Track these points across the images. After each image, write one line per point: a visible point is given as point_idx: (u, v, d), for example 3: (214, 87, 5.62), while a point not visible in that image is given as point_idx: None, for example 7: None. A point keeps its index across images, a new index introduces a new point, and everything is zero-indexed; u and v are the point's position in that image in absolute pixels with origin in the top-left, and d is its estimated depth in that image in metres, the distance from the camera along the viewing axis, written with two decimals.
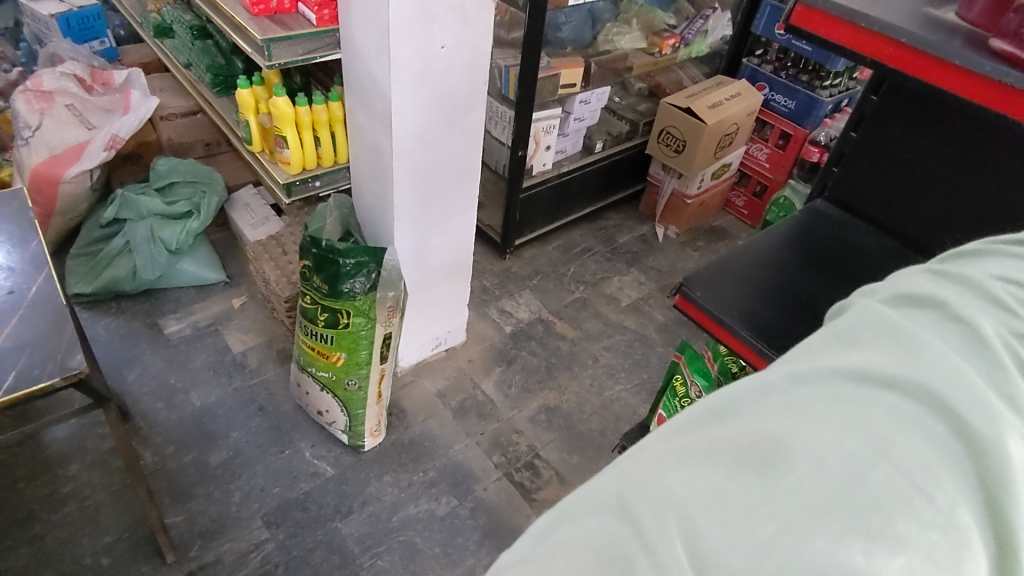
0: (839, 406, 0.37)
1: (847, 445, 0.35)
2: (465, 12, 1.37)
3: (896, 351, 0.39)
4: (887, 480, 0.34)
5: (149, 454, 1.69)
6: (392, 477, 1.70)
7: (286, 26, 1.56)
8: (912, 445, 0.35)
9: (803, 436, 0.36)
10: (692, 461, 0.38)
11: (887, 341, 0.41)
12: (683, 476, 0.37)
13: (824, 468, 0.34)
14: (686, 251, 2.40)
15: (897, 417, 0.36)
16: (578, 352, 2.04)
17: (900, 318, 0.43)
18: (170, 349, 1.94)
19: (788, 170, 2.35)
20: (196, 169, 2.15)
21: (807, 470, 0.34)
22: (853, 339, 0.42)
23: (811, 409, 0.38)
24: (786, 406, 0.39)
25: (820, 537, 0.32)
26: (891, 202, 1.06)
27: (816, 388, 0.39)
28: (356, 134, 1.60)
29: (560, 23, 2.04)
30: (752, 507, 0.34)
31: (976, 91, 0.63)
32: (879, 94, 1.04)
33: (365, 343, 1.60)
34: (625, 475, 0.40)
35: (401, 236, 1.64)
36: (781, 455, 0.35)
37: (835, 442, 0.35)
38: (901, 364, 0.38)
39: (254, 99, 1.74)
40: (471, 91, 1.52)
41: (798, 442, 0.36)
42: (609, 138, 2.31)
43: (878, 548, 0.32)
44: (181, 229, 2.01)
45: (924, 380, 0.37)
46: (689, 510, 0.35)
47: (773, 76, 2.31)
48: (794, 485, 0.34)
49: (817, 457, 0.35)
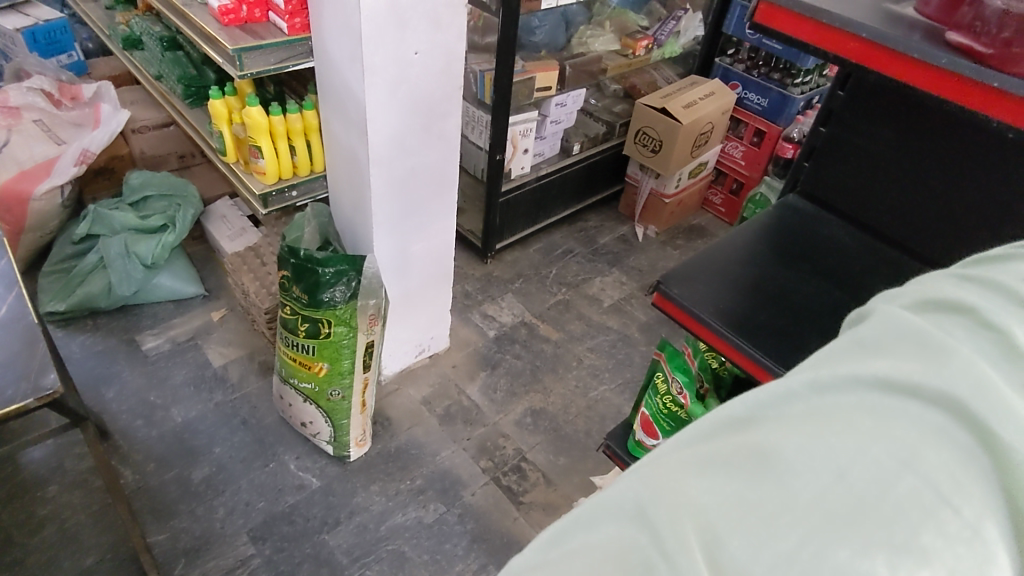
0: (863, 414, 0.35)
1: (873, 455, 0.33)
2: (437, 17, 1.37)
3: (924, 355, 0.37)
4: (912, 492, 0.31)
5: (130, 472, 1.66)
6: (379, 487, 1.68)
7: (257, 36, 1.55)
8: (941, 457, 0.32)
9: (827, 445, 0.34)
10: (710, 470, 0.36)
11: (911, 344, 0.38)
12: (700, 486, 0.35)
13: (847, 478, 0.32)
14: (666, 250, 2.42)
15: (925, 426, 0.34)
16: (562, 354, 2.05)
17: (927, 321, 0.40)
18: (149, 365, 1.91)
19: (763, 167, 2.38)
20: (170, 182, 2.13)
21: (829, 479, 0.32)
22: (876, 343, 0.39)
23: (833, 418, 0.35)
24: (811, 415, 0.36)
25: (844, 547, 0.30)
26: (861, 198, 1.07)
27: (840, 396, 0.37)
28: (332, 143, 1.59)
29: (533, 27, 2.02)
30: (773, 516, 0.32)
31: (934, 83, 0.65)
32: (845, 89, 1.06)
33: (347, 352, 1.58)
34: (640, 482, 0.38)
35: (381, 243, 1.64)
36: (802, 466, 0.33)
37: (859, 451, 0.33)
38: (927, 368, 0.36)
39: (227, 110, 1.72)
40: (446, 96, 1.52)
41: (821, 450, 0.34)
42: (586, 140, 2.33)
43: (903, 562, 0.30)
44: (157, 242, 1.98)
45: (954, 384, 0.35)
46: (706, 521, 0.33)
47: (745, 75, 2.34)
48: (816, 495, 0.32)
49: (840, 466, 0.33)
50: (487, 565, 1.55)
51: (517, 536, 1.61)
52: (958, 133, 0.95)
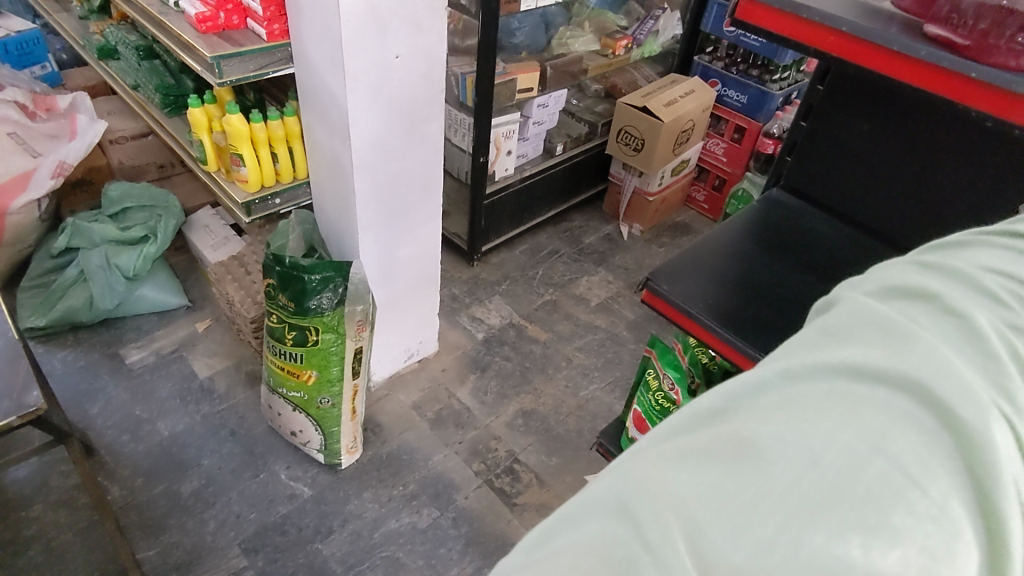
0: (834, 399, 0.36)
1: (840, 441, 0.34)
2: (418, 21, 1.37)
3: (888, 342, 0.38)
4: (883, 474, 0.32)
5: (117, 488, 1.63)
6: (372, 494, 1.67)
7: (236, 43, 1.54)
8: (902, 440, 0.34)
9: (801, 431, 0.34)
10: (689, 460, 0.36)
11: (875, 334, 0.39)
12: (680, 476, 0.36)
13: (820, 463, 0.33)
14: (651, 248, 2.44)
15: (888, 413, 0.35)
16: (551, 354, 2.05)
17: (892, 309, 0.41)
18: (133, 379, 1.88)
19: (745, 163, 2.41)
20: (150, 192, 2.10)
21: (804, 465, 0.33)
22: (841, 332, 0.40)
23: (803, 407, 0.36)
24: (779, 405, 0.37)
25: (819, 531, 0.31)
26: (841, 192, 1.09)
27: (807, 385, 0.38)
28: (314, 149, 1.58)
29: (513, 28, 2.02)
30: (750, 505, 0.33)
31: (914, 74, 0.66)
32: (824, 84, 1.08)
33: (336, 359, 1.57)
34: (624, 475, 0.38)
35: (367, 249, 1.63)
36: (776, 452, 0.34)
37: (831, 436, 0.34)
38: (893, 355, 0.37)
39: (207, 118, 1.70)
40: (429, 100, 1.52)
41: (795, 437, 0.34)
42: (569, 140, 2.34)
43: (876, 542, 0.31)
44: (138, 254, 1.95)
45: (914, 372, 0.36)
46: (687, 511, 0.34)
47: (724, 72, 2.36)
48: (790, 483, 0.33)
49: (813, 452, 0.33)
50: (482, 568, 1.55)
51: (512, 538, 1.61)
52: (935, 124, 0.96)
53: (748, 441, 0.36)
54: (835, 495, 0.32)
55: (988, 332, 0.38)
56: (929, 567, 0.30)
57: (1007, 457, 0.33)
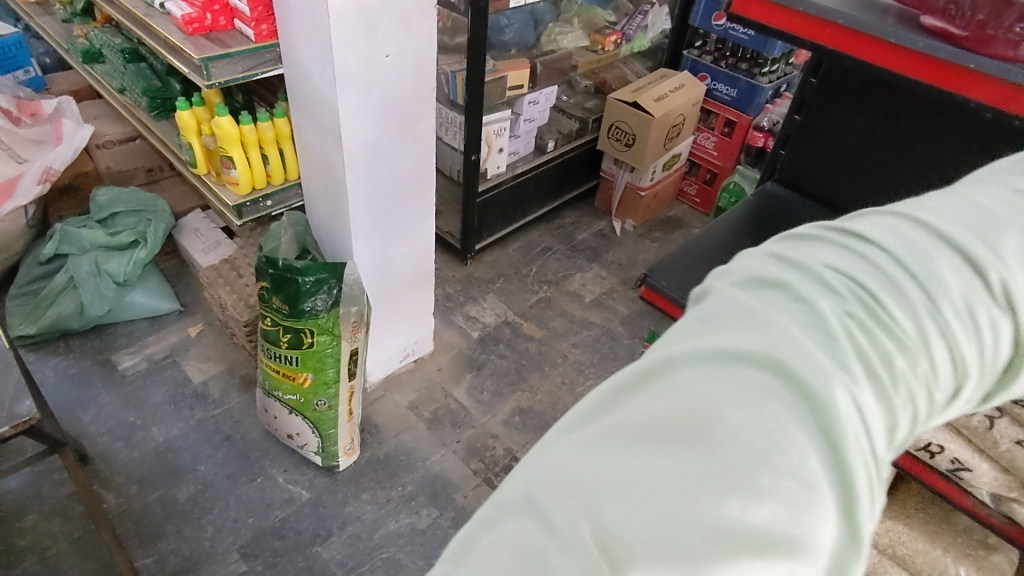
0: (724, 355, 0.29)
1: (678, 420, 0.27)
2: (407, 19, 1.36)
3: (743, 313, 0.31)
4: (772, 440, 0.26)
5: (112, 496, 1.62)
6: (369, 495, 1.67)
7: (224, 44, 1.52)
8: (758, 412, 0.27)
9: (684, 399, 0.28)
10: (569, 445, 0.29)
11: (739, 292, 0.32)
12: (561, 464, 0.29)
13: (700, 436, 0.27)
14: (644, 243, 2.44)
15: (741, 383, 0.28)
16: (547, 352, 2.05)
17: (798, 248, 0.34)
18: (126, 386, 1.86)
19: (736, 157, 2.41)
20: (139, 197, 2.08)
21: (685, 439, 0.27)
22: (698, 302, 0.33)
23: (650, 393, 0.29)
24: (634, 395, 0.30)
25: (696, 509, 0.25)
26: (831, 177, 1.24)
27: (660, 368, 0.30)
28: (305, 150, 1.57)
29: (502, 26, 2.01)
30: (626, 491, 0.26)
31: (900, 61, 0.76)
32: (817, 78, 1.20)
33: (331, 361, 1.57)
34: (520, 475, 0.30)
35: (361, 249, 1.62)
36: (655, 426, 0.28)
37: (712, 400, 0.27)
38: (793, 302, 0.31)
39: (196, 121, 1.68)
40: (419, 99, 1.51)
41: (674, 407, 0.28)
42: (560, 137, 2.34)
43: (754, 513, 0.25)
44: (128, 259, 1.93)
45: (772, 335, 0.29)
46: (567, 506, 0.27)
47: (713, 66, 2.37)
48: (644, 471, 0.26)
49: (692, 420, 0.27)
50: None
51: None
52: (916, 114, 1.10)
53: (600, 437, 0.29)
54: (683, 482, 0.26)
55: (900, 266, 0.32)
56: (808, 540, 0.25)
57: (854, 425, 0.28)
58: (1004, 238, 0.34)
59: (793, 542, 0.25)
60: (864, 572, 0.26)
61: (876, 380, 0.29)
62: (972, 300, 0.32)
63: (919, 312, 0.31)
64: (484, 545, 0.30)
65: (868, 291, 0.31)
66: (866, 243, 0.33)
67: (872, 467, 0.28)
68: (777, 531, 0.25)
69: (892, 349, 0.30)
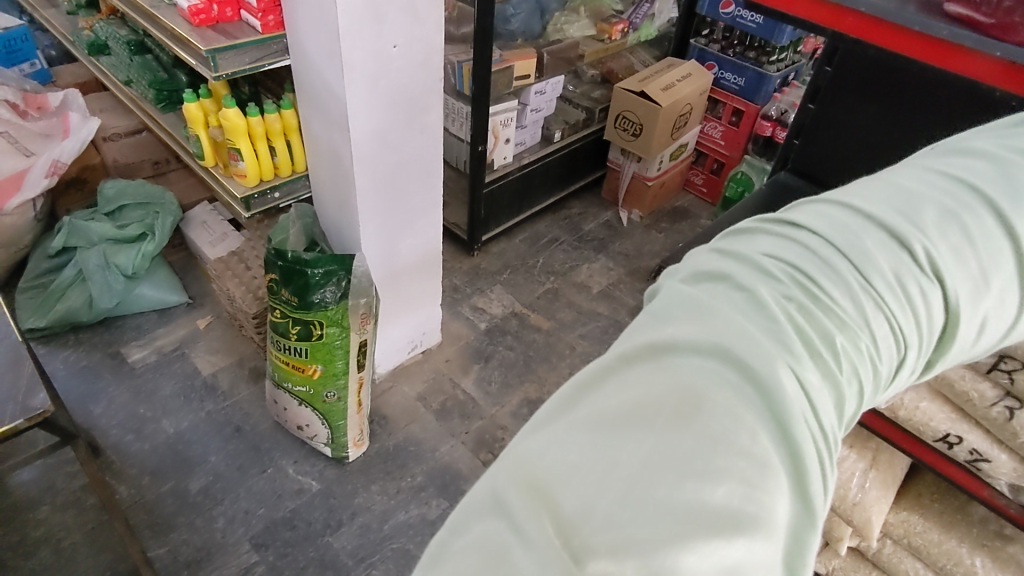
0: (672, 355, 0.36)
1: (651, 402, 0.34)
2: (415, 10, 1.35)
3: (691, 318, 0.38)
4: (717, 424, 0.33)
5: (125, 487, 1.63)
6: (379, 486, 1.68)
7: (231, 36, 1.51)
8: (716, 396, 0.34)
9: (644, 391, 0.35)
10: (546, 434, 0.35)
11: (687, 299, 0.39)
12: (541, 450, 0.35)
13: (656, 421, 0.33)
14: (650, 234, 2.43)
15: (703, 371, 0.35)
16: (554, 343, 2.05)
17: (732, 259, 0.41)
18: (136, 378, 1.87)
19: (743, 146, 2.40)
20: (146, 189, 2.08)
21: (645, 425, 0.33)
22: (665, 304, 0.40)
23: (626, 383, 0.36)
24: (603, 390, 0.37)
25: (660, 486, 0.31)
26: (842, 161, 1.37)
27: (635, 360, 0.37)
28: (313, 142, 1.57)
29: (508, 16, 1.99)
30: (599, 470, 0.32)
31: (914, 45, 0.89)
32: (832, 67, 1.31)
33: (340, 353, 1.57)
34: (503, 466, 0.36)
35: (370, 241, 1.62)
36: (620, 415, 0.34)
37: (666, 393, 0.34)
38: (729, 307, 0.38)
39: (203, 113, 1.68)
40: (427, 89, 1.50)
41: (636, 399, 0.34)
42: (568, 127, 2.31)
43: (709, 485, 0.31)
44: (136, 252, 1.93)
45: (729, 330, 0.36)
46: (548, 486, 0.33)
47: (721, 54, 2.34)
48: (614, 451, 0.33)
49: (649, 409, 0.34)
50: None
51: None
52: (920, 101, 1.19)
53: (576, 424, 0.35)
54: (659, 458, 0.32)
55: (817, 270, 0.39)
56: (755, 501, 0.31)
57: (798, 401, 0.35)
58: (921, 223, 0.41)
59: (750, 516, 0.31)
60: (806, 523, 0.33)
61: (818, 359, 0.37)
62: (896, 284, 0.39)
63: (840, 305, 0.38)
64: (456, 547, 0.35)
65: (806, 286, 0.39)
66: (805, 246, 0.41)
67: (818, 435, 0.35)
68: (735, 507, 0.31)
69: (830, 331, 0.37)
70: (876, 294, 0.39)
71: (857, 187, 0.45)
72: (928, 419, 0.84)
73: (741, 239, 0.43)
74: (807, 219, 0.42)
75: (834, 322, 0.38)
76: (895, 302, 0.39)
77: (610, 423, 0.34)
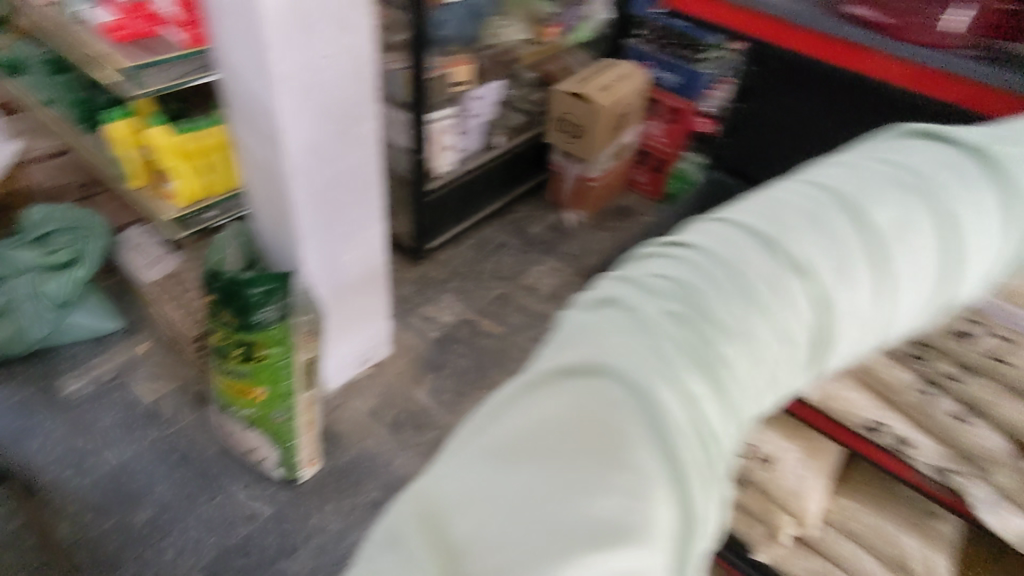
0: (561, 381, 0.36)
1: (538, 432, 0.34)
2: (343, 19, 1.33)
3: (579, 341, 0.37)
4: (593, 447, 0.33)
5: (65, 526, 1.56)
6: (334, 505, 1.65)
7: (152, 51, 1.47)
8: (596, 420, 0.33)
9: (532, 419, 0.35)
10: (450, 469, 0.36)
11: (581, 322, 0.39)
12: (444, 485, 0.35)
13: (541, 449, 0.33)
14: (596, 234, 2.45)
15: (587, 396, 0.34)
16: (506, 347, 2.05)
17: (626, 279, 0.41)
18: (73, 411, 1.79)
19: (682, 144, 2.43)
20: (74, 214, 2.00)
21: (530, 458, 0.33)
22: (564, 333, 0.39)
23: (520, 413, 0.36)
24: (502, 418, 0.36)
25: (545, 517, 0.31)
26: None
27: (534, 386, 0.37)
28: (246, 157, 1.53)
29: (442, 21, 1.92)
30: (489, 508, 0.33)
31: None
32: None
33: (286, 373, 1.53)
34: (413, 501, 0.37)
35: (311, 254, 1.59)
36: (509, 447, 0.34)
37: (551, 421, 0.34)
38: (618, 326, 0.37)
39: (129, 131, 1.62)
40: (361, 99, 1.49)
41: (525, 427, 0.34)
42: (509, 131, 2.35)
43: (589, 510, 0.31)
44: (67, 279, 1.84)
45: (613, 353, 0.36)
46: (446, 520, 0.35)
47: (656, 54, 2.43)
48: (503, 486, 0.33)
49: (535, 437, 0.34)
50: None
51: None
52: None
53: (475, 455, 0.35)
54: (545, 488, 0.32)
55: (707, 278, 0.38)
56: (638, 520, 0.31)
57: (684, 417, 0.34)
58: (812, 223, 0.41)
59: (633, 531, 0.31)
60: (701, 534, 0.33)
61: (710, 372, 0.36)
62: (789, 283, 0.39)
63: (734, 311, 0.37)
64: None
65: (697, 298, 0.38)
66: (699, 258, 0.40)
67: (710, 446, 0.34)
68: (617, 525, 0.31)
69: (720, 341, 0.36)
70: (768, 295, 0.38)
71: (755, 198, 0.45)
72: (852, 408, 0.87)
73: (643, 257, 0.43)
74: (697, 235, 0.42)
75: (723, 330, 0.37)
76: (787, 304, 0.39)
77: (504, 453, 0.34)
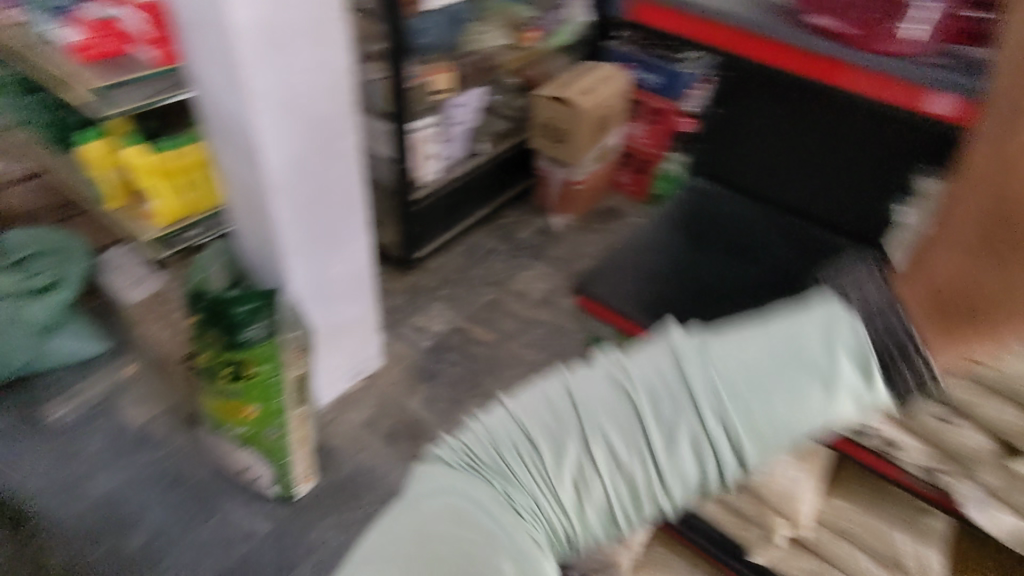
0: (446, 495, 0.52)
1: (423, 519, 0.51)
2: (319, 33, 1.31)
3: (463, 463, 0.55)
4: (456, 531, 0.50)
5: (58, 554, 1.54)
6: (333, 519, 1.64)
7: (125, 70, 1.45)
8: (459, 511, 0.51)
9: (423, 506, 0.52)
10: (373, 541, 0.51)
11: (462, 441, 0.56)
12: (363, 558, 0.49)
13: (421, 527, 0.50)
14: (584, 235, 2.47)
15: (458, 502, 0.52)
16: (499, 354, 2.05)
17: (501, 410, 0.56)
18: (61, 437, 1.77)
19: (665, 143, 2.45)
20: (52, 237, 1.96)
21: (420, 537, 0.49)
22: (453, 453, 0.56)
23: (417, 508, 0.52)
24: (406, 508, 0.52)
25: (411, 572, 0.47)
26: (767, 177, 1.34)
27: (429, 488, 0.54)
28: (225, 174, 1.51)
29: (421, 29, 1.89)
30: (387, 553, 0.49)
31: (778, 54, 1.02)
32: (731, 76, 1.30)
33: (277, 389, 1.51)
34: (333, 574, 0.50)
35: (296, 271, 1.58)
36: (413, 522, 0.50)
37: (434, 512, 0.51)
38: (485, 453, 0.54)
39: (103, 153, 1.59)
40: (341, 112, 1.47)
41: (419, 509, 0.51)
42: (494, 138, 2.36)
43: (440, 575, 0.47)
44: (48, 303, 1.81)
45: (477, 483, 0.53)
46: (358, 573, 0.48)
47: (637, 56, 2.43)
48: (391, 543, 0.49)
49: (422, 522, 0.50)
50: None
51: None
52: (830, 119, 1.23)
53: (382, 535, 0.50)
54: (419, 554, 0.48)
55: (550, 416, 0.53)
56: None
57: (508, 519, 0.51)
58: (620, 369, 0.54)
59: None
60: None
61: (533, 489, 0.52)
62: (600, 436, 0.52)
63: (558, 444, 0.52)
64: None
65: (538, 437, 0.53)
66: (541, 400, 0.55)
67: (530, 533, 0.51)
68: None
69: (551, 471, 0.52)
70: (584, 437, 0.52)
71: (612, 352, 0.57)
72: None
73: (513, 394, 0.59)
74: (570, 376, 0.56)
75: (563, 458, 0.52)
76: (616, 452, 0.51)
77: (403, 534, 0.50)
